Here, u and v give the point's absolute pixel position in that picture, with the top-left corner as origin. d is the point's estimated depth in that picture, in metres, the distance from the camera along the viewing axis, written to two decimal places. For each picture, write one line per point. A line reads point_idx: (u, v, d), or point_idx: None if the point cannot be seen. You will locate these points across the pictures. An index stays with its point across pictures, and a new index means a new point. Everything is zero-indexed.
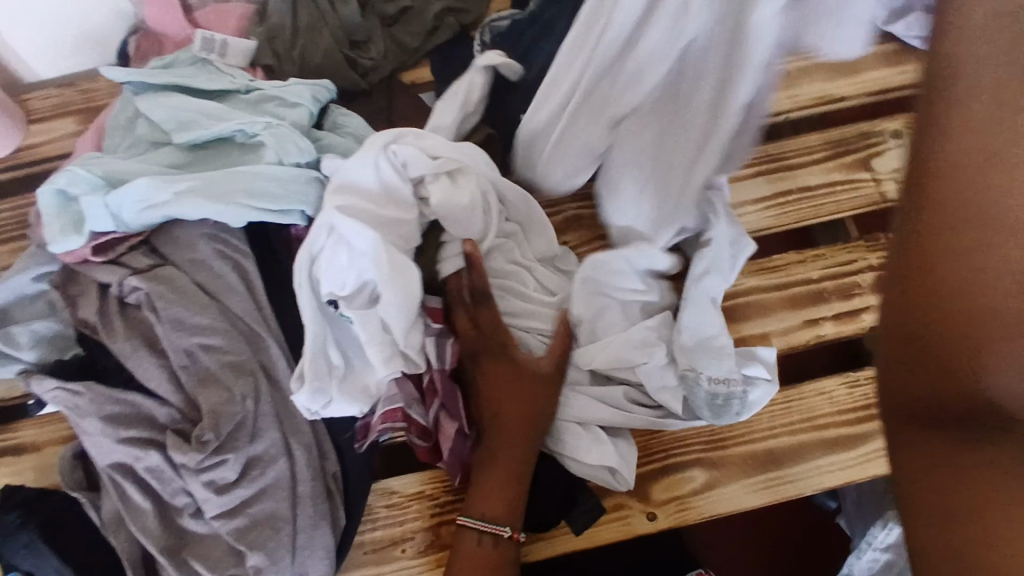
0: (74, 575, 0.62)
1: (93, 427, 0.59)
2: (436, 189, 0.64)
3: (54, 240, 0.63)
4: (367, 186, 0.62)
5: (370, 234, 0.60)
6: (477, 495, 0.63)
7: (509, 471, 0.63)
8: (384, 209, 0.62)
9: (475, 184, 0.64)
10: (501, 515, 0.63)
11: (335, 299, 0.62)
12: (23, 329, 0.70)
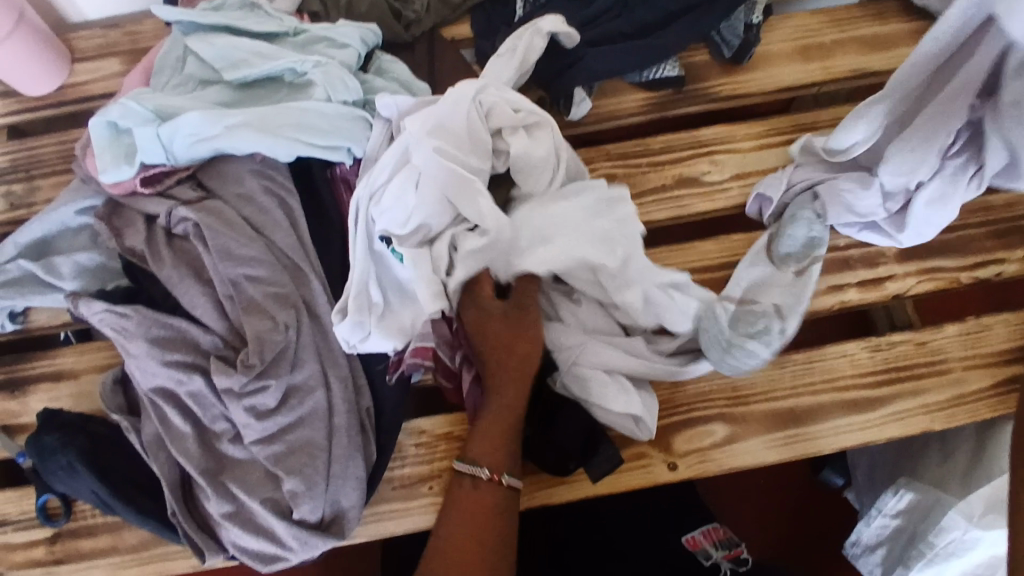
0: (109, 495, 0.63)
1: (139, 348, 0.61)
2: (515, 141, 0.65)
3: (108, 170, 0.66)
4: (453, 130, 0.63)
5: (448, 174, 0.61)
6: (477, 436, 0.62)
7: (508, 413, 0.61)
8: (467, 152, 0.63)
9: (550, 140, 0.66)
10: (491, 459, 0.60)
11: (389, 237, 0.64)
12: (66, 260, 0.72)
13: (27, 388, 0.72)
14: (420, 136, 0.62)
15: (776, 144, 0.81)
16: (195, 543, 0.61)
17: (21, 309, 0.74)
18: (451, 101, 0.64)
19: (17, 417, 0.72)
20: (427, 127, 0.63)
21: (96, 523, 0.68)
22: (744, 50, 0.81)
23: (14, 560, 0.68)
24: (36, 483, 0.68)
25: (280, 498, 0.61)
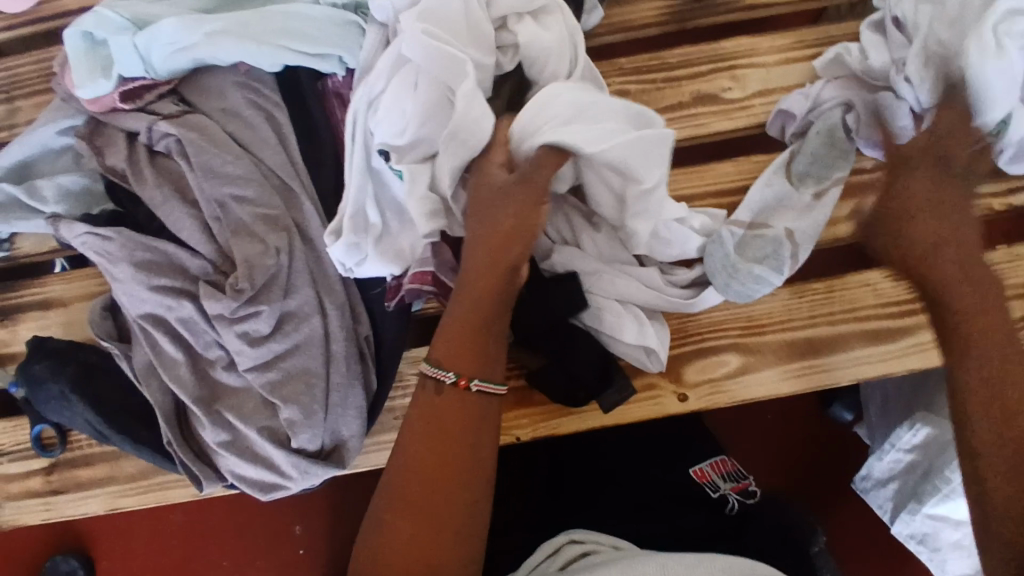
0: (104, 423, 0.61)
1: (124, 272, 0.58)
2: (521, 29, 0.59)
3: (85, 85, 0.62)
4: (449, 16, 0.57)
5: (439, 58, 0.55)
6: (443, 335, 0.56)
7: (478, 312, 0.55)
8: (466, 41, 0.57)
9: (561, 26, 0.60)
10: (459, 364, 0.54)
11: (387, 150, 0.59)
12: (49, 182, 0.68)
13: (17, 317, 0.70)
14: (410, 24, 0.57)
15: (806, 57, 0.75)
16: (192, 472, 0.60)
17: (7, 235, 0.71)
18: None
19: (9, 346, 0.70)
20: (418, 15, 0.57)
21: (93, 452, 0.66)
22: None
23: (13, 489, 0.67)
24: (29, 413, 0.66)
25: (276, 426, 0.59)
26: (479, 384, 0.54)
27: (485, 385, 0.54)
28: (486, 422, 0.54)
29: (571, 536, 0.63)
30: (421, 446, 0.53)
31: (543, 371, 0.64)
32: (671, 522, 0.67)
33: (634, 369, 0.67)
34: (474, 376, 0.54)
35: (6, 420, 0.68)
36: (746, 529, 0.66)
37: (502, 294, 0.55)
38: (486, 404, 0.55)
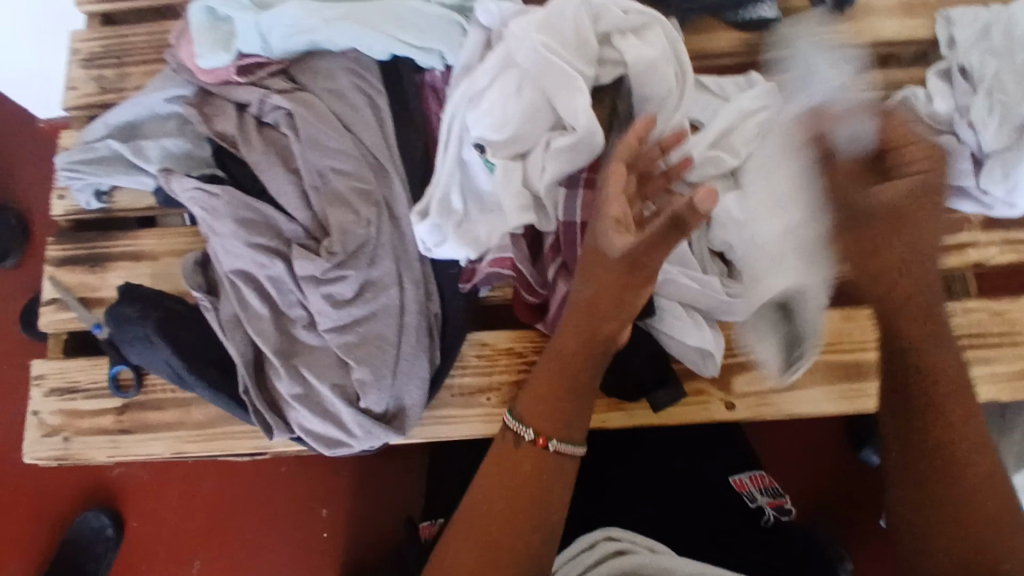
0: (185, 369, 0.65)
1: (226, 227, 0.63)
2: (626, 46, 0.64)
3: (206, 56, 0.67)
4: (563, 30, 0.62)
5: (548, 68, 0.61)
6: (527, 393, 0.59)
7: (561, 374, 0.58)
8: (574, 53, 0.62)
9: (662, 43, 0.65)
10: (540, 421, 0.57)
11: (482, 144, 0.64)
12: (154, 143, 0.73)
13: (107, 265, 0.74)
14: (528, 31, 0.61)
15: (871, 99, 0.79)
16: (265, 421, 0.63)
17: (107, 189, 0.76)
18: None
19: (97, 291, 0.74)
20: (537, 22, 0.61)
21: (165, 398, 0.70)
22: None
23: (83, 425, 0.71)
24: (110, 353, 0.71)
25: (348, 386, 0.63)
26: (557, 445, 0.57)
27: (563, 446, 0.57)
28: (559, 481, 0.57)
29: (610, 533, 0.65)
30: (494, 496, 0.56)
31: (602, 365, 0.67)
32: (699, 521, 0.70)
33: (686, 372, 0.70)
34: (553, 436, 0.57)
35: (86, 359, 0.73)
36: (775, 538, 0.69)
37: (593, 356, 0.57)
38: (561, 465, 0.57)
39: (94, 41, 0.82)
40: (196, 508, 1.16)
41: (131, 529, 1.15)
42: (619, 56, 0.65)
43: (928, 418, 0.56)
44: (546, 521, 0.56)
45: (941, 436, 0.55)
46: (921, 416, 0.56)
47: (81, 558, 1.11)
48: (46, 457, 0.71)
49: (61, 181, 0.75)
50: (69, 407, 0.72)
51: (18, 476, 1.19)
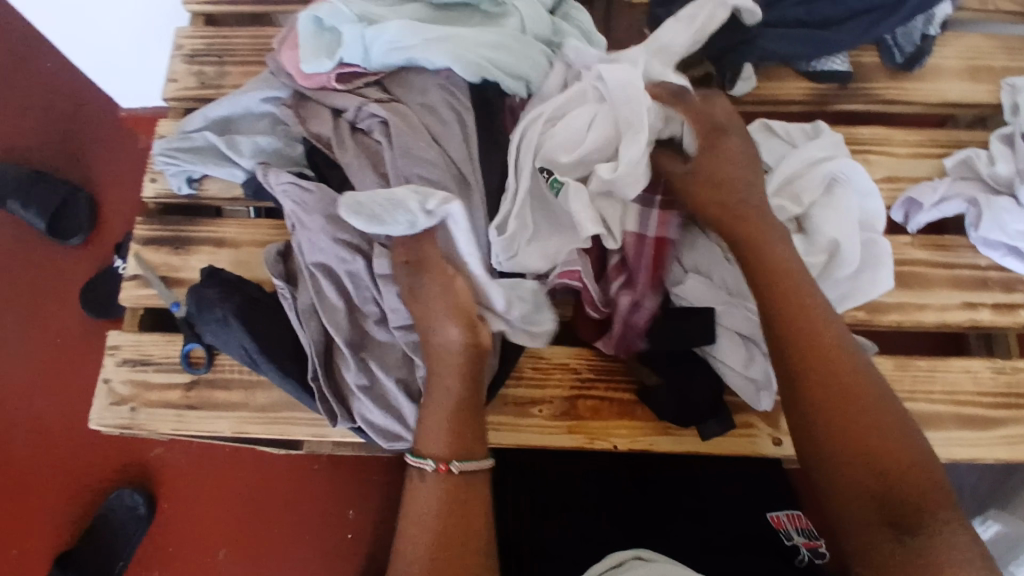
0: (257, 353, 0.68)
1: (314, 221, 0.66)
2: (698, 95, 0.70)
3: (309, 61, 0.71)
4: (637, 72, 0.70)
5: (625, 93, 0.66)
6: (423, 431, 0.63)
7: (456, 410, 0.62)
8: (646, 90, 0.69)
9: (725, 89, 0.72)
10: (438, 450, 0.61)
11: (551, 166, 0.68)
12: (248, 139, 0.78)
13: (192, 248, 0.79)
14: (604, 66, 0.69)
15: (933, 157, 0.82)
16: (331, 408, 0.66)
17: (198, 176, 0.81)
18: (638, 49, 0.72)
19: (178, 271, 0.78)
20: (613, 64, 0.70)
21: (234, 378, 0.74)
22: (917, 58, 0.84)
23: (152, 397, 0.74)
24: (186, 332, 0.74)
25: (411, 383, 0.66)
26: (459, 465, 0.60)
27: (464, 465, 0.60)
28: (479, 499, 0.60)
29: (639, 553, 0.63)
30: (430, 521, 0.58)
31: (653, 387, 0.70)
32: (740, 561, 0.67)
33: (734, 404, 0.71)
34: (452, 459, 0.61)
35: (161, 335, 0.76)
36: None
37: (467, 380, 0.62)
38: (470, 483, 0.61)
39: (198, 40, 0.88)
40: (227, 496, 1.18)
41: (162, 509, 1.18)
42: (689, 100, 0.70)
43: (824, 372, 0.58)
44: (475, 538, 0.58)
45: (840, 392, 0.57)
46: (816, 370, 0.58)
47: (112, 533, 1.14)
48: (111, 425, 0.74)
49: (157, 165, 0.80)
50: (140, 378, 0.75)
51: (59, 447, 1.22)
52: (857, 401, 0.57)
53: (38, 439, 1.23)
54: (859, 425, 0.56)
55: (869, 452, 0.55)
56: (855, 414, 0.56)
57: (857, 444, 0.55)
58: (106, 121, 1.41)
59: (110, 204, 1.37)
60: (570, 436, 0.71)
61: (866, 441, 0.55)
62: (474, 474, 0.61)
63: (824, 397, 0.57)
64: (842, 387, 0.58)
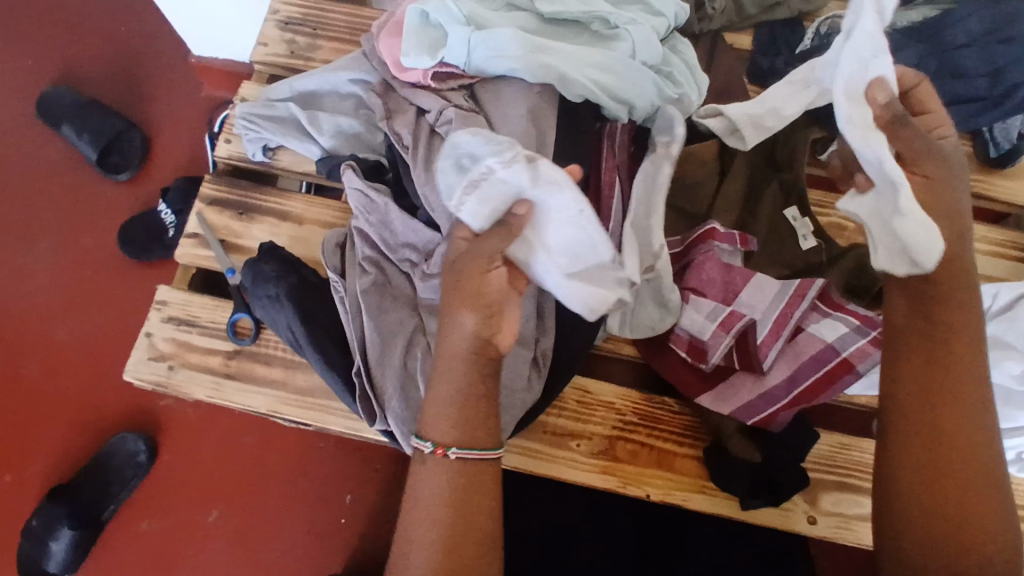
0: (305, 335, 0.68)
1: (387, 215, 0.70)
2: None
3: (410, 55, 0.70)
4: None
5: None
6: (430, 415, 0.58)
7: (472, 401, 0.57)
8: None
9: None
10: (440, 432, 0.57)
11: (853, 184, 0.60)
12: (330, 118, 0.77)
13: (255, 216, 0.78)
14: None
15: (1012, 258, 0.80)
16: (368, 407, 0.67)
17: (274, 145, 0.80)
18: None
19: (238, 237, 0.78)
20: None
21: (276, 355, 0.73)
22: (1010, 156, 0.82)
23: (191, 358, 0.73)
24: (235, 300, 0.74)
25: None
26: (457, 452, 0.57)
27: (463, 454, 0.57)
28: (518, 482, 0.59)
29: None
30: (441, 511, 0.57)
31: (723, 445, 0.68)
32: None
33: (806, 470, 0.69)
34: (452, 446, 0.57)
35: (211, 298, 0.76)
36: None
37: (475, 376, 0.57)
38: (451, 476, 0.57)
39: (295, 7, 0.88)
40: (229, 458, 1.17)
41: (163, 460, 1.17)
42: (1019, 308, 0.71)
43: (942, 365, 0.55)
44: None
45: (950, 393, 0.54)
46: (942, 382, 0.54)
47: (108, 475, 1.13)
48: (146, 380, 0.73)
49: (237, 128, 0.80)
50: (183, 338, 0.74)
51: (69, 377, 1.22)
52: (969, 413, 0.54)
53: (51, 365, 1.22)
54: (959, 440, 0.53)
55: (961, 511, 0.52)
56: (938, 404, 0.54)
57: (925, 436, 0.54)
58: (173, 62, 1.41)
59: (162, 146, 1.36)
60: (604, 477, 0.69)
61: (957, 457, 0.53)
62: (478, 461, 0.57)
63: (937, 405, 0.54)
64: (948, 379, 0.55)
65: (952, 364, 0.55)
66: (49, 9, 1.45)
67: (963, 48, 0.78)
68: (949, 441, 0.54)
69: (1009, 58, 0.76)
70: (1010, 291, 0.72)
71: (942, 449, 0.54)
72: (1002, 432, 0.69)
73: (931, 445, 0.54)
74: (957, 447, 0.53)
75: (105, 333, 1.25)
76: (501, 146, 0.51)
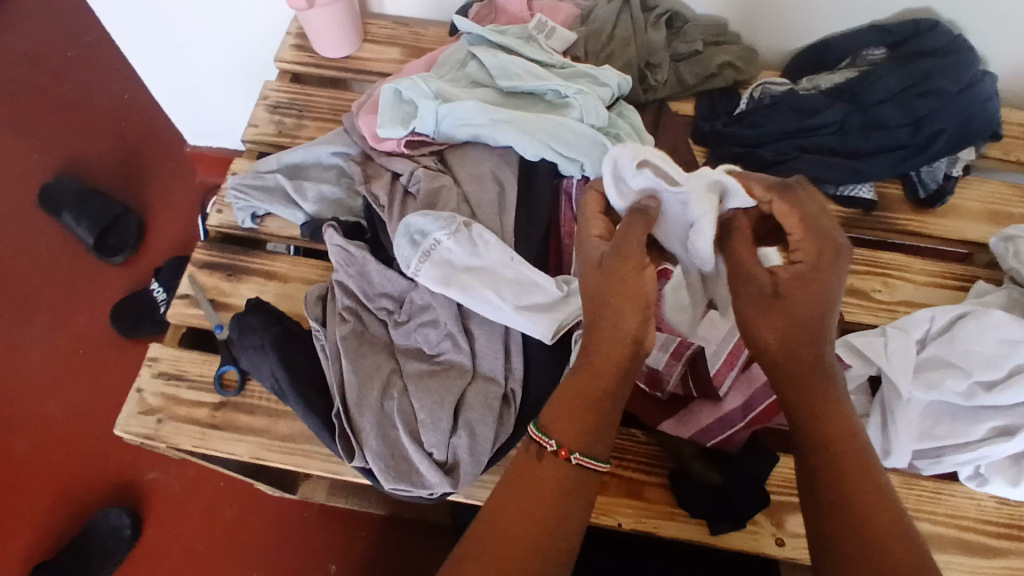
0: (286, 382, 0.72)
1: (366, 268, 0.76)
2: (967, 336, 0.74)
3: (385, 126, 0.79)
4: (969, 323, 0.75)
5: (968, 354, 0.74)
6: (555, 408, 0.58)
7: (578, 410, 0.57)
8: (982, 339, 0.74)
9: (989, 316, 0.74)
10: (564, 434, 0.57)
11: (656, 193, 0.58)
12: (314, 187, 0.84)
13: (244, 276, 0.84)
14: (1003, 327, 0.73)
15: (949, 288, 0.87)
16: (345, 447, 0.70)
17: (261, 214, 0.87)
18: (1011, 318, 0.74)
19: (227, 296, 0.83)
20: None
21: (260, 404, 0.77)
22: (938, 196, 0.90)
23: (180, 411, 0.77)
24: (223, 353, 0.78)
25: (416, 427, 0.70)
26: (578, 458, 0.57)
27: (586, 460, 0.56)
28: (578, 504, 0.56)
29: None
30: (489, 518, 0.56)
31: (687, 471, 0.71)
32: None
33: (769, 492, 0.72)
34: (576, 450, 0.57)
35: (199, 353, 0.80)
36: None
37: (618, 365, 0.57)
38: (536, 474, 0.57)
39: (284, 93, 0.98)
40: (215, 529, 1.17)
41: (148, 535, 1.17)
42: (949, 329, 0.76)
43: (844, 462, 0.54)
44: None
45: (859, 490, 0.53)
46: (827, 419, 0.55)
47: (89, 552, 1.11)
48: (136, 433, 0.76)
49: (228, 199, 0.87)
50: (172, 392, 0.78)
51: (57, 453, 1.23)
52: (857, 447, 0.54)
53: (40, 443, 1.24)
54: (855, 472, 0.53)
55: (866, 517, 0.51)
56: (834, 453, 0.54)
57: (846, 483, 0.53)
58: (171, 154, 1.51)
59: (156, 229, 1.44)
60: None
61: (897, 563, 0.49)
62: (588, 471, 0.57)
63: (858, 517, 0.52)
64: (868, 497, 0.52)
65: (865, 476, 0.53)
66: (52, 107, 1.55)
67: (884, 103, 0.87)
68: (860, 486, 0.53)
69: (928, 109, 0.85)
70: (944, 314, 0.77)
71: (863, 489, 0.53)
72: (954, 447, 0.73)
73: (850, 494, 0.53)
74: (865, 483, 0.53)
75: (96, 409, 1.27)
76: (444, 221, 0.73)
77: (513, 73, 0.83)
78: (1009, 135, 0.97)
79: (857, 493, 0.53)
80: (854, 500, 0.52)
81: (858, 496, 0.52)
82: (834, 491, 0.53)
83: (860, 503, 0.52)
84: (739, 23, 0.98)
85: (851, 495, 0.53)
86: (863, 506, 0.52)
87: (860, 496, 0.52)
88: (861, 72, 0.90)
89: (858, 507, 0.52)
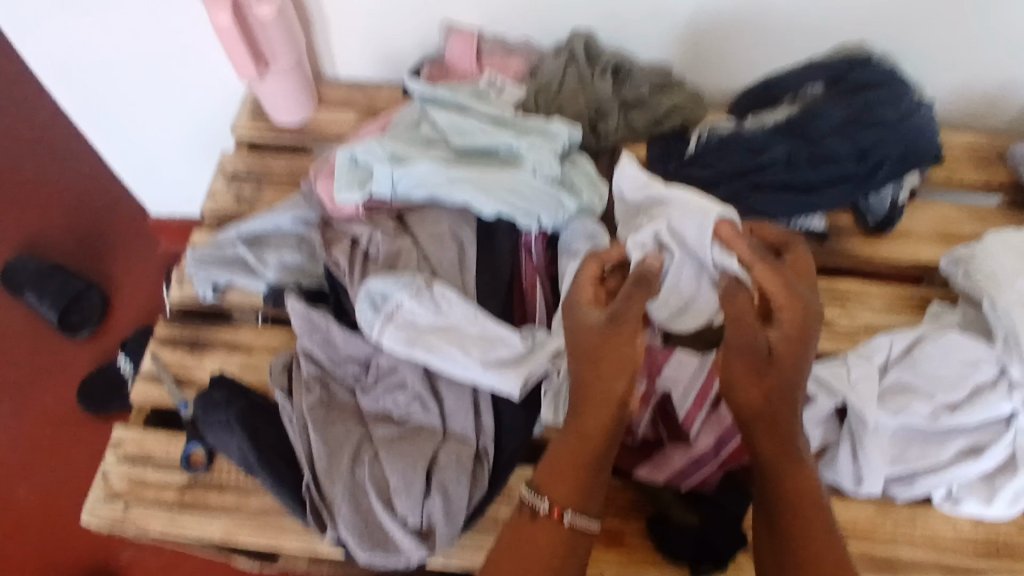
0: (254, 458, 0.71)
1: (330, 335, 0.76)
2: (927, 360, 0.76)
3: (342, 192, 0.80)
4: (927, 347, 0.76)
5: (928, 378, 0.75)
6: (545, 467, 0.61)
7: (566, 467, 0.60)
8: (939, 361, 0.75)
9: (945, 339, 0.76)
10: (557, 495, 0.59)
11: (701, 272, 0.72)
12: (274, 255, 0.84)
13: (209, 349, 0.84)
14: (958, 350, 0.75)
15: (906, 310, 0.89)
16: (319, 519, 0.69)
17: (223, 285, 0.87)
18: (965, 339, 0.76)
19: (191, 371, 0.82)
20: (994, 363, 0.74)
21: (229, 480, 0.75)
22: (888, 222, 0.93)
23: (147, 494, 0.75)
24: (189, 431, 0.77)
25: (389, 494, 0.69)
26: (570, 519, 0.59)
27: (576, 522, 0.59)
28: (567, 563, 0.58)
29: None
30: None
31: (665, 514, 0.71)
32: None
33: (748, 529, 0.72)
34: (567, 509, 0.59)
35: (165, 432, 0.79)
36: None
37: (599, 418, 0.59)
38: (527, 532, 0.59)
39: (242, 162, 0.98)
40: None
41: None
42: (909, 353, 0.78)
43: (799, 505, 0.58)
44: None
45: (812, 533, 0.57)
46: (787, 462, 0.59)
47: None
48: (101, 519, 0.74)
49: (188, 272, 0.86)
50: (138, 474, 0.77)
51: (27, 539, 1.19)
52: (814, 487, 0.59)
53: (8, 531, 1.19)
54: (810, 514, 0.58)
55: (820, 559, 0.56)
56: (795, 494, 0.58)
57: (800, 525, 0.57)
58: (135, 225, 1.50)
59: (122, 301, 1.42)
60: None
61: None
62: (580, 534, 0.59)
63: (810, 556, 0.56)
64: (819, 537, 0.57)
65: (817, 517, 0.58)
66: (11, 185, 1.54)
67: (829, 136, 0.90)
68: (814, 527, 0.57)
69: (869, 141, 0.88)
70: (902, 339, 0.78)
71: (818, 532, 0.57)
72: (926, 471, 0.73)
73: (805, 535, 0.57)
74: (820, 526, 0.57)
75: (66, 490, 1.23)
76: (406, 284, 0.73)
77: (465, 132, 0.85)
78: (949, 157, 1.01)
79: (812, 535, 0.57)
80: (812, 542, 0.57)
81: (810, 538, 0.57)
82: (790, 534, 0.58)
83: (814, 544, 0.57)
84: (683, 67, 1.02)
85: (804, 536, 0.57)
86: (815, 548, 0.56)
87: (813, 539, 0.57)
88: (804, 108, 0.93)
89: (811, 550, 0.56)
